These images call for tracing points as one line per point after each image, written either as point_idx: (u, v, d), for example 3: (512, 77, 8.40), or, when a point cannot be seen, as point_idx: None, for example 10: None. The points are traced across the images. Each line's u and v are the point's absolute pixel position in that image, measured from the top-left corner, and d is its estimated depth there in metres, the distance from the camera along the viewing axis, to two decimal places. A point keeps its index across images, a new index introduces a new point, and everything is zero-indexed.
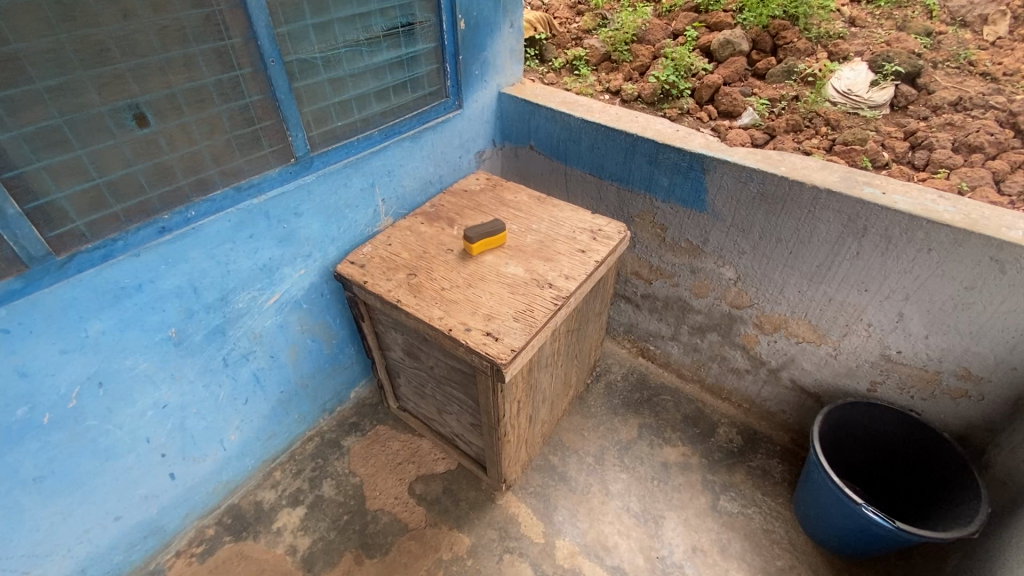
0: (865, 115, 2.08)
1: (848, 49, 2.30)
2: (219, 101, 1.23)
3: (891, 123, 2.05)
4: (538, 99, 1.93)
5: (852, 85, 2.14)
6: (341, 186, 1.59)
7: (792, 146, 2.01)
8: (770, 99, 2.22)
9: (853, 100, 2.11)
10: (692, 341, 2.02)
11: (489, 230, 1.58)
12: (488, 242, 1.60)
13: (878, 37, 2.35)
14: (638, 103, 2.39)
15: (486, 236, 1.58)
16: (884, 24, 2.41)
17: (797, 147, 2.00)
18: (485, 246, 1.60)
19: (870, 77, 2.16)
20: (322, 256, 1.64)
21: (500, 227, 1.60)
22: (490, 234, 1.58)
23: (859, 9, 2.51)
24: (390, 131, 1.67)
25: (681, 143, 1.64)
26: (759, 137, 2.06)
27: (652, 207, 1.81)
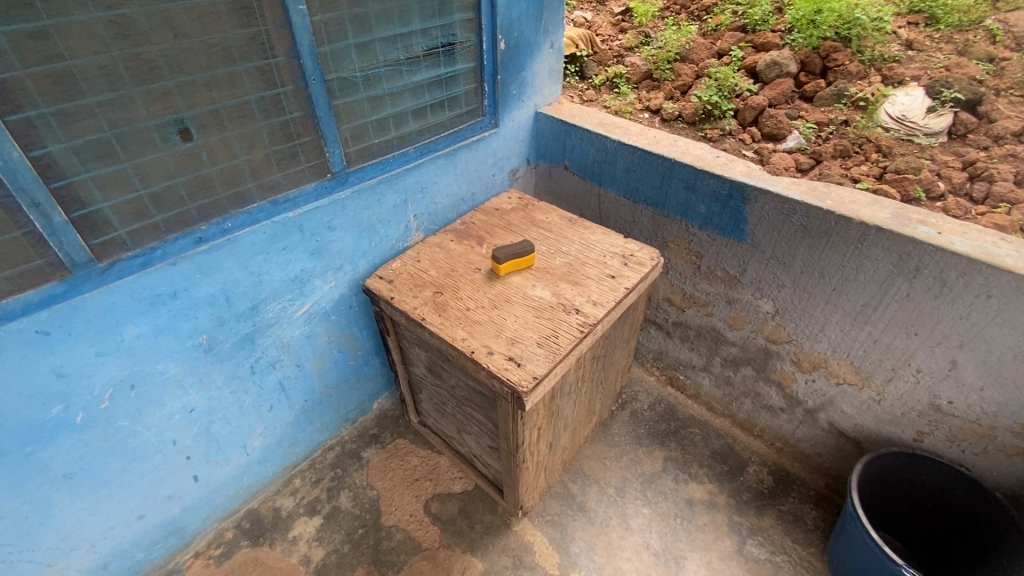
0: (920, 143, 1.98)
1: (904, 73, 2.19)
2: (260, 117, 1.26)
3: (948, 151, 1.94)
4: (575, 119, 1.91)
5: (907, 111, 2.03)
6: (374, 201, 1.61)
7: (840, 173, 1.92)
8: (817, 123, 2.13)
9: (908, 127, 2.00)
10: (724, 373, 1.94)
11: (519, 250, 1.57)
12: (516, 265, 1.58)
13: (937, 61, 2.23)
14: (679, 123, 2.34)
15: (514, 257, 1.56)
16: (943, 48, 2.29)
17: (844, 174, 1.91)
18: (512, 268, 1.58)
19: (926, 103, 2.05)
20: (353, 269, 1.66)
21: (529, 245, 1.59)
22: (519, 253, 1.57)
23: (916, 33, 2.40)
24: (426, 149, 1.68)
25: (721, 170, 1.59)
26: (805, 162, 1.98)
27: (688, 233, 1.76)
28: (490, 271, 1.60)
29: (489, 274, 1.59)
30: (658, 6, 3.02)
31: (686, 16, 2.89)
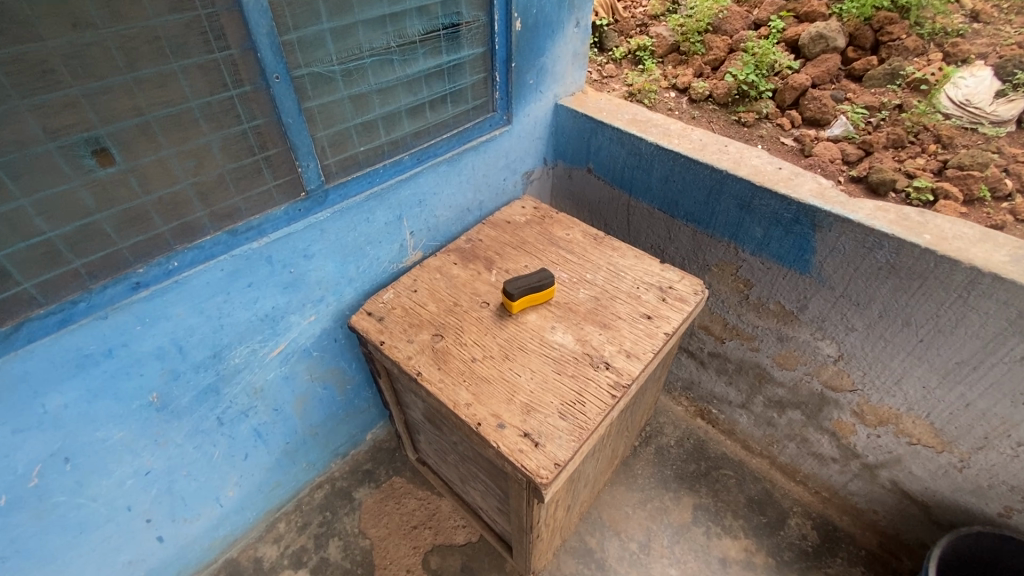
0: (985, 132, 1.65)
1: (969, 49, 1.84)
2: (208, 128, 0.98)
3: (1019, 143, 1.62)
4: (603, 114, 1.60)
5: (971, 95, 1.70)
6: (362, 221, 1.33)
7: (892, 167, 1.62)
8: (866, 107, 1.81)
9: (972, 114, 1.67)
10: (766, 414, 1.70)
11: (535, 284, 1.29)
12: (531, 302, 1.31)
13: (1008, 36, 1.87)
14: (709, 104, 2.02)
15: (528, 292, 1.29)
16: (1014, 21, 1.93)
17: (896, 168, 1.62)
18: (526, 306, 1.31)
19: (994, 86, 1.72)
20: (337, 299, 1.40)
21: (547, 277, 1.31)
22: (534, 287, 1.29)
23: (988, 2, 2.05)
24: (423, 155, 1.38)
25: (785, 187, 1.29)
26: (852, 154, 1.68)
27: (737, 258, 1.47)
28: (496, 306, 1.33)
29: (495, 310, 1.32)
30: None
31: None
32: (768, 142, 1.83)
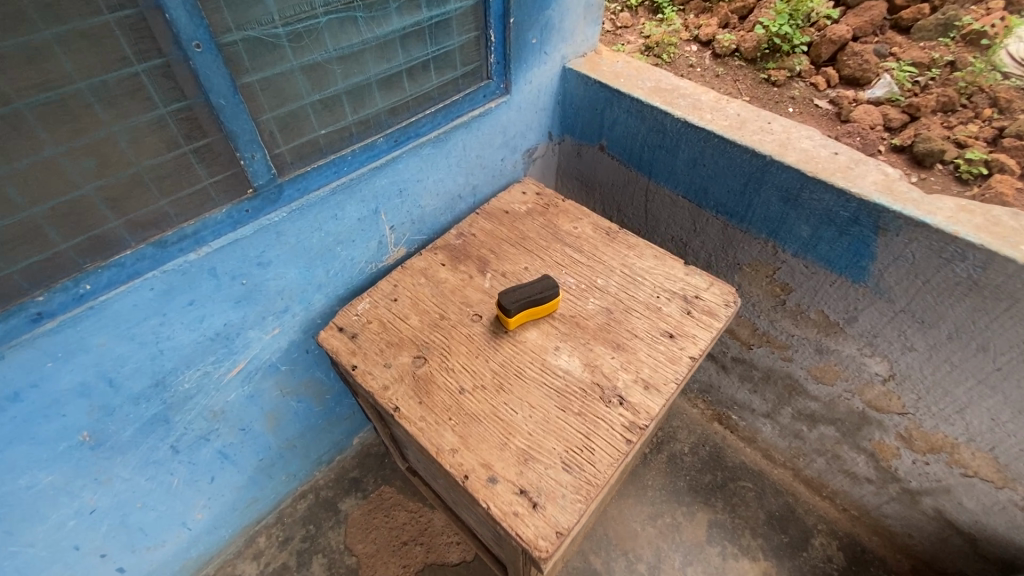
0: None
1: None
2: (108, 116, 0.75)
3: None
4: (620, 82, 1.34)
5: None
6: (328, 218, 1.11)
7: (941, 134, 1.32)
8: (914, 63, 1.48)
9: None
10: (794, 426, 1.52)
11: (536, 297, 1.09)
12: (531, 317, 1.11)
13: None
14: (735, 60, 1.68)
15: (527, 307, 1.09)
16: None
17: (945, 135, 1.32)
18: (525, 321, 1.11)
19: None
20: (304, 308, 1.20)
21: (553, 287, 1.11)
22: (535, 300, 1.09)
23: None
24: (402, 136, 1.14)
25: (844, 179, 1.06)
26: (896, 120, 1.39)
27: (775, 259, 1.25)
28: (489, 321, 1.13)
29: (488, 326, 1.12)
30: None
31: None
32: (799, 106, 1.51)
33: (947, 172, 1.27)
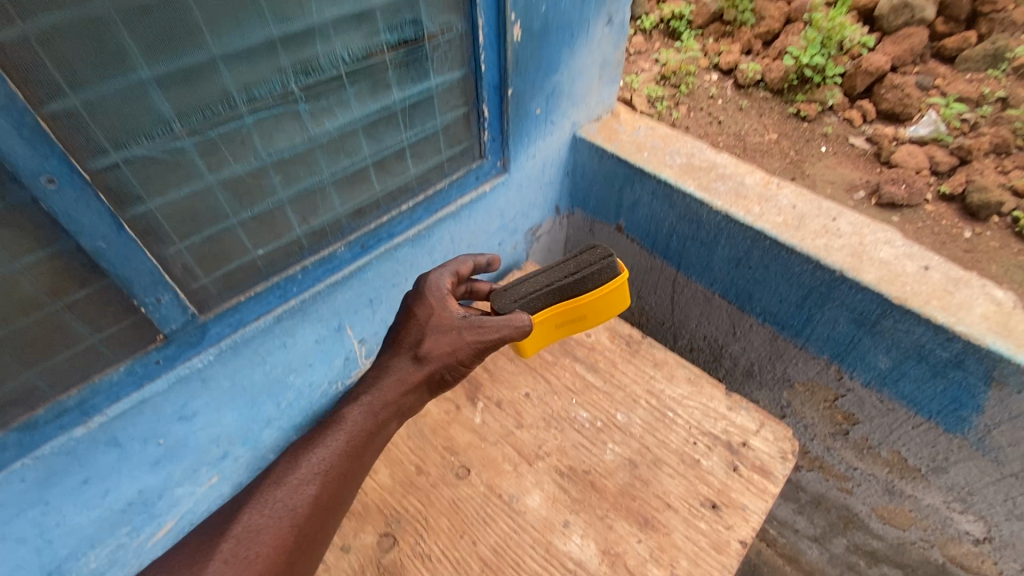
0: None
1: None
2: None
3: None
4: (643, 157, 1.09)
5: None
6: (275, 349, 0.87)
7: (997, 182, 1.24)
8: (962, 99, 1.37)
9: None
10: (848, 558, 1.28)
11: (569, 284, 0.82)
12: (568, 321, 0.86)
13: None
14: (760, 91, 1.59)
15: (558, 301, 0.83)
16: None
17: (1003, 182, 1.24)
18: (559, 327, 0.87)
19: None
20: (251, 448, 0.96)
21: (609, 276, 0.82)
22: (568, 289, 0.83)
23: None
24: (371, 240, 0.90)
25: (942, 312, 0.81)
26: (943, 162, 1.29)
27: (838, 384, 1.01)
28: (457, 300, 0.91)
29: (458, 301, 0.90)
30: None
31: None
32: (833, 143, 1.46)
33: (1005, 227, 1.21)
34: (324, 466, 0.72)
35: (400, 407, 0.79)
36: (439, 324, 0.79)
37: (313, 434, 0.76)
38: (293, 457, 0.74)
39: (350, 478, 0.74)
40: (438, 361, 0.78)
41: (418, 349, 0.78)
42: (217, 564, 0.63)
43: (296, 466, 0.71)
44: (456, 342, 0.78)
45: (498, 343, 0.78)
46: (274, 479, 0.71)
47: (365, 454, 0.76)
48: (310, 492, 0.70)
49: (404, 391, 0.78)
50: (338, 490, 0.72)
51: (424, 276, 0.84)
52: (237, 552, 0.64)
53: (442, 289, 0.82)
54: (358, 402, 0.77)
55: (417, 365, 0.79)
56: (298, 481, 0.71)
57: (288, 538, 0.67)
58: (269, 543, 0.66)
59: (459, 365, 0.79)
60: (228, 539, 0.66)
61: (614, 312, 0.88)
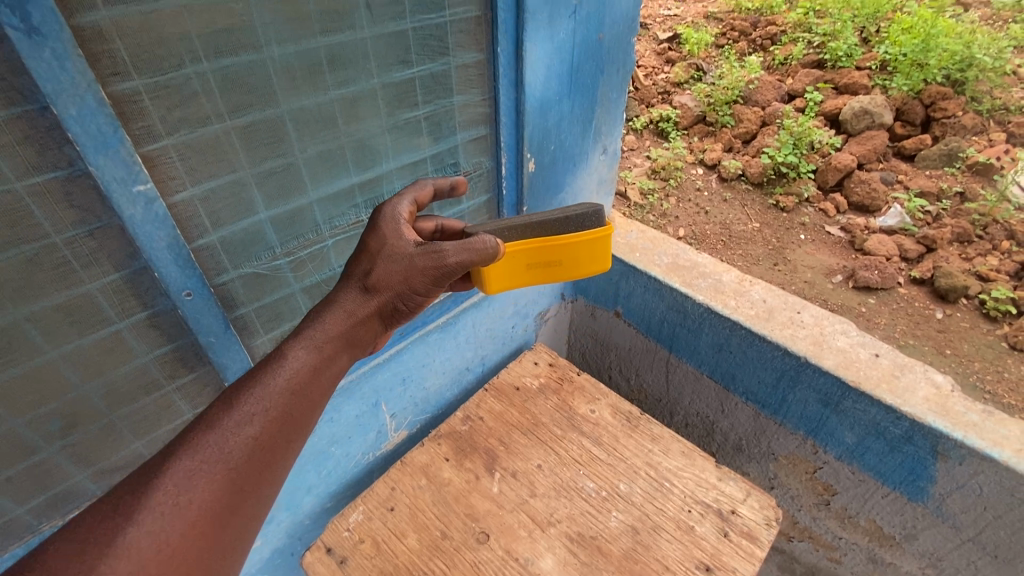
0: None
1: None
2: (80, 377, 0.68)
3: None
4: (637, 255, 1.29)
5: None
6: (323, 423, 1.01)
7: (961, 267, 1.46)
8: (921, 193, 1.67)
9: None
10: None
11: (553, 221, 0.78)
12: (543, 262, 0.80)
13: None
14: (742, 183, 1.85)
15: (538, 234, 0.78)
16: None
17: (966, 267, 1.47)
18: (532, 268, 0.81)
19: None
20: (291, 513, 1.08)
21: (595, 225, 0.79)
22: (552, 227, 0.79)
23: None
24: (409, 328, 1.08)
25: (890, 393, 0.96)
26: (913, 250, 1.51)
27: (815, 457, 1.14)
28: (424, 235, 0.82)
29: (423, 236, 0.81)
30: (711, 33, 2.55)
31: (746, 43, 2.50)
32: (812, 232, 1.66)
33: (973, 307, 1.39)
34: (268, 401, 0.54)
35: (351, 339, 0.64)
36: (389, 251, 0.67)
37: (246, 377, 0.56)
38: (222, 402, 0.53)
39: (309, 403, 0.58)
40: (390, 290, 0.66)
41: (367, 277, 0.66)
42: (138, 538, 0.44)
43: (230, 404, 0.52)
44: (409, 269, 0.66)
45: (461, 270, 0.67)
46: (185, 442, 0.50)
47: (320, 383, 0.59)
48: (254, 432, 0.52)
49: (356, 321, 0.65)
50: (293, 420, 0.56)
51: (378, 208, 0.73)
52: (173, 500, 0.46)
53: (398, 216, 0.71)
54: (295, 342, 0.59)
55: (366, 296, 0.66)
56: (235, 422, 0.52)
57: (230, 473, 0.50)
58: (216, 485, 0.49)
59: (414, 293, 0.67)
60: (140, 507, 0.45)
61: (594, 270, 0.83)
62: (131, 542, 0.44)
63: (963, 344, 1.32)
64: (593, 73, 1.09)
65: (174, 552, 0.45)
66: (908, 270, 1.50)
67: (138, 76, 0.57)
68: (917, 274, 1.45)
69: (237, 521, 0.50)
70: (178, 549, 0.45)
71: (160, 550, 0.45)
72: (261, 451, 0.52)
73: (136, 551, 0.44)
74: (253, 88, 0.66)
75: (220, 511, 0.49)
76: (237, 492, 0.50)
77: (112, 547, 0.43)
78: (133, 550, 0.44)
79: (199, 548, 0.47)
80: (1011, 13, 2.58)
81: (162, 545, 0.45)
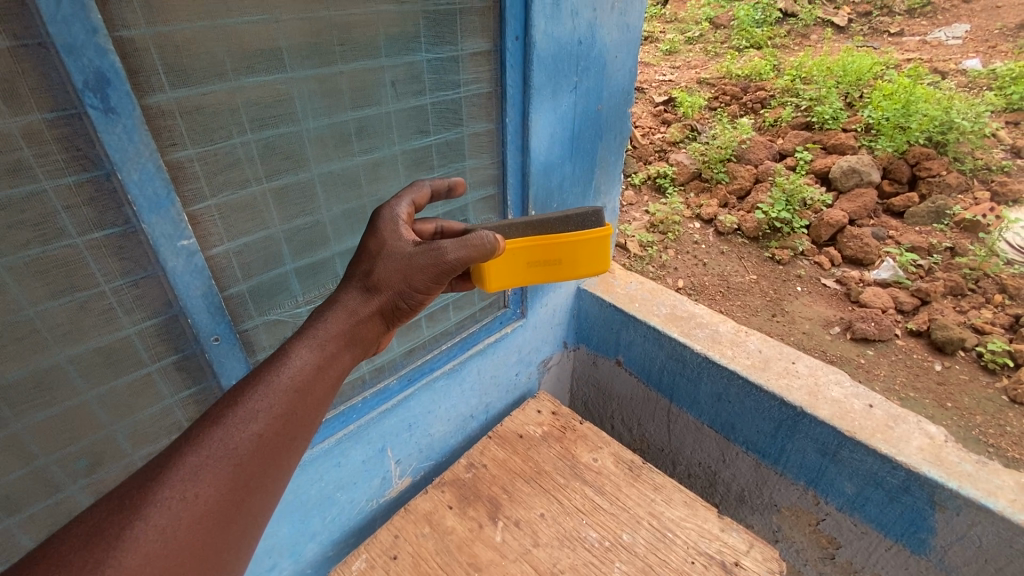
0: None
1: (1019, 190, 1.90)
2: (110, 416, 0.72)
3: None
4: (636, 306, 1.34)
5: None
6: (331, 467, 1.03)
7: (956, 320, 1.50)
8: (912, 248, 1.75)
9: None
10: None
11: (553, 221, 0.82)
12: (544, 261, 0.83)
13: None
14: (738, 237, 1.93)
15: (540, 235, 0.82)
16: None
17: (961, 319, 1.51)
18: (533, 266, 0.84)
19: None
20: (294, 561, 1.08)
21: (595, 225, 0.83)
22: (553, 227, 0.82)
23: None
24: (416, 374, 1.12)
25: (885, 443, 0.99)
26: (907, 302, 1.56)
27: (817, 508, 1.15)
28: (424, 238, 0.80)
29: (423, 238, 0.79)
30: (704, 98, 2.72)
31: (738, 106, 2.66)
32: (808, 284, 1.72)
33: (971, 359, 1.41)
34: (276, 397, 0.52)
35: (355, 337, 0.62)
36: (389, 251, 0.66)
37: (249, 374, 0.53)
38: (225, 398, 0.50)
39: (315, 400, 0.55)
40: (391, 290, 0.65)
41: (368, 276, 0.65)
42: (142, 535, 0.41)
43: (236, 398, 0.50)
44: (409, 267, 0.65)
45: (463, 266, 0.67)
46: (189, 438, 0.47)
47: (325, 381, 0.56)
48: (259, 428, 0.49)
49: (358, 322, 0.62)
50: (299, 418, 0.53)
51: (376, 211, 0.72)
52: (179, 496, 0.43)
53: (397, 218, 0.70)
54: (299, 340, 0.57)
55: (368, 296, 0.64)
56: (240, 418, 0.49)
57: (236, 470, 0.47)
58: (221, 482, 0.46)
59: (414, 291, 0.66)
60: (144, 504, 0.42)
61: (593, 271, 0.86)
62: (136, 540, 0.41)
63: (963, 397, 1.33)
64: (593, 139, 1.19)
65: (176, 550, 0.42)
66: (904, 322, 1.54)
67: (193, 146, 0.65)
68: (914, 326, 1.49)
69: (242, 520, 0.47)
70: (183, 548, 0.43)
71: (165, 549, 0.42)
72: (267, 448, 0.49)
73: (141, 549, 0.41)
74: (289, 155, 0.74)
75: (226, 509, 0.46)
76: (241, 489, 0.47)
77: (118, 541, 0.40)
78: (135, 547, 0.40)
79: (205, 547, 0.44)
80: (986, 81, 2.76)
81: (167, 541, 0.42)
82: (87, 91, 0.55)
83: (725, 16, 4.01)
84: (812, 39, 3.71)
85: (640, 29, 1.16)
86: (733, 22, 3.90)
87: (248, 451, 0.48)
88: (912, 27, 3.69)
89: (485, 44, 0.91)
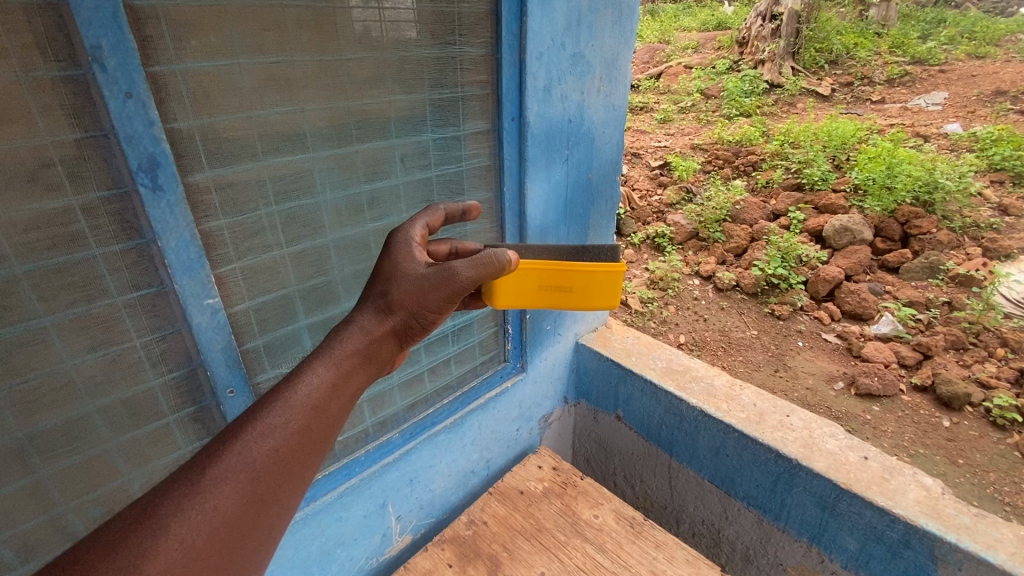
0: None
1: (1009, 246, 1.96)
2: (127, 465, 0.76)
3: None
4: (634, 360, 1.39)
5: None
6: (333, 521, 1.05)
7: (960, 374, 1.52)
8: (910, 302, 1.80)
9: None
10: None
11: (562, 249, 0.87)
12: (554, 287, 0.87)
13: None
14: (737, 292, 2.00)
15: (552, 261, 0.86)
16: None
17: (964, 373, 1.53)
18: (542, 290, 0.87)
19: None
20: None
21: (609, 260, 0.86)
22: (564, 254, 0.87)
23: (1012, 199, 2.31)
24: (419, 427, 1.15)
25: (882, 495, 1.00)
26: (910, 357, 1.58)
27: (823, 566, 1.13)
28: (438, 257, 0.86)
29: (438, 258, 0.85)
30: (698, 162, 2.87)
31: (730, 169, 2.81)
32: (809, 339, 1.76)
33: (980, 414, 1.42)
34: (291, 414, 0.55)
35: (368, 356, 0.66)
36: (403, 272, 0.71)
37: (268, 392, 0.57)
38: (244, 415, 0.54)
39: (328, 418, 0.59)
40: (404, 310, 0.69)
41: (383, 297, 0.69)
42: (164, 542, 0.45)
43: (255, 416, 0.54)
44: (422, 288, 0.70)
45: (473, 286, 0.72)
46: (211, 452, 0.51)
47: (339, 399, 0.60)
48: (274, 443, 0.53)
49: (372, 339, 0.66)
50: (313, 434, 0.57)
51: (392, 232, 0.77)
52: (200, 506, 0.47)
53: (411, 239, 0.75)
54: (315, 358, 0.61)
55: (382, 316, 0.68)
56: (257, 434, 0.53)
57: (253, 484, 0.51)
58: (239, 495, 0.50)
59: (427, 311, 0.70)
60: (166, 515, 0.46)
61: (602, 303, 0.88)
62: (158, 548, 0.44)
63: (974, 453, 1.32)
64: (585, 204, 1.28)
65: (194, 558, 0.46)
66: (908, 377, 1.55)
67: (224, 216, 0.74)
68: (918, 381, 1.51)
69: (256, 532, 0.51)
70: (201, 557, 0.46)
71: (184, 558, 0.45)
72: (280, 463, 0.53)
73: (162, 556, 0.44)
74: (307, 224, 0.82)
75: (241, 519, 0.50)
76: (256, 502, 0.51)
77: (141, 552, 0.44)
78: (156, 557, 0.44)
79: (221, 556, 0.48)
80: (967, 144, 2.90)
81: (187, 551, 0.46)
82: (141, 173, 0.64)
83: (715, 87, 4.28)
84: (798, 106, 3.93)
85: (626, 106, 1.28)
86: (723, 93, 4.16)
87: (262, 466, 0.52)
88: (894, 95, 3.92)
89: (484, 123, 1.02)
